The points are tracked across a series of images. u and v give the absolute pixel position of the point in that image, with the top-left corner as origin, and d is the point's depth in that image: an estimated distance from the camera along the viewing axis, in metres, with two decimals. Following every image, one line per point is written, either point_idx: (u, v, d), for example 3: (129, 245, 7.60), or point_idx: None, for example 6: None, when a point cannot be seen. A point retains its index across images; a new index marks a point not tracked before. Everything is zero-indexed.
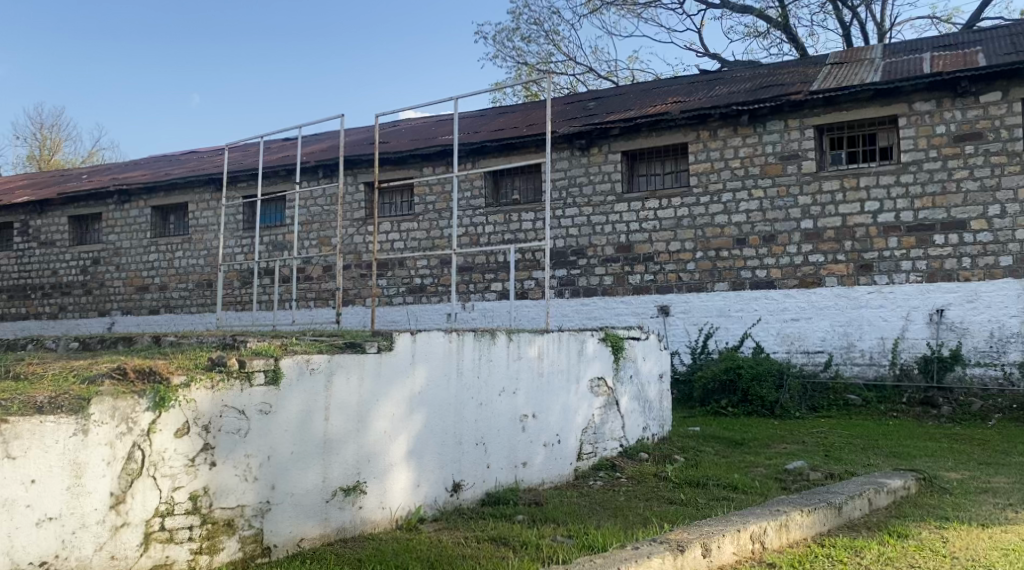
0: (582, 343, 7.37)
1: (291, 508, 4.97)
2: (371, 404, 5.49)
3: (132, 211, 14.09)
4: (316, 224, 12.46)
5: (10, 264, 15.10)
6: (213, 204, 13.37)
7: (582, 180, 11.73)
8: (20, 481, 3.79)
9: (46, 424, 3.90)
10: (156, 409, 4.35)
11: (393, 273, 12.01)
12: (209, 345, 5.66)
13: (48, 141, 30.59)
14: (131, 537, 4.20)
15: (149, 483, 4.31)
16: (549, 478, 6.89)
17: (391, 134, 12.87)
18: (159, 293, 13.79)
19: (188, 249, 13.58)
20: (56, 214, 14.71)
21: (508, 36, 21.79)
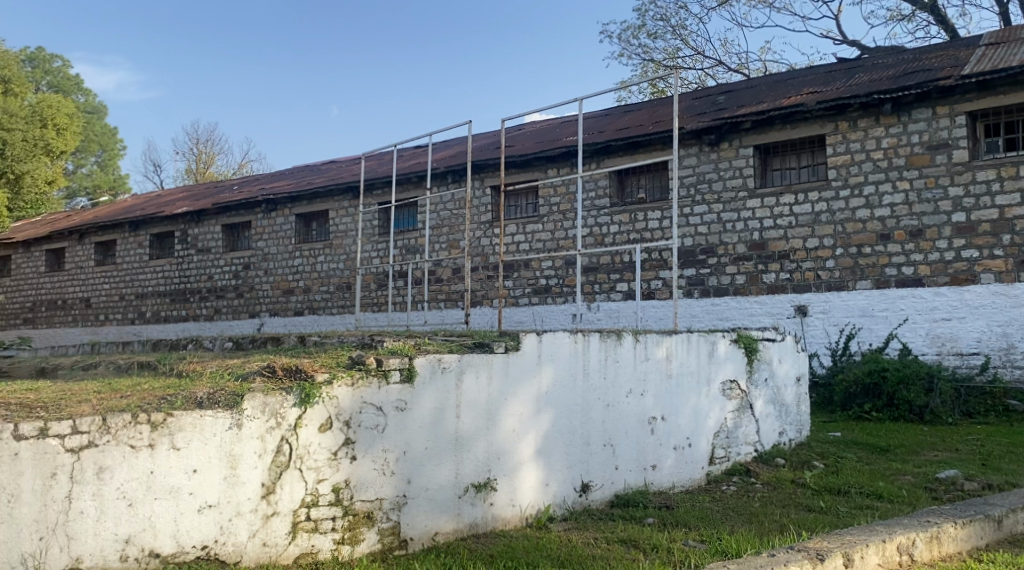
0: (713, 345, 7.21)
1: (425, 502, 5.14)
2: (500, 403, 5.59)
3: (278, 219, 14.95)
4: (446, 228, 12.80)
5: (171, 269, 16.35)
6: (350, 210, 13.98)
7: (712, 177, 11.46)
8: (184, 470, 4.16)
9: (206, 418, 4.25)
10: (302, 405, 4.61)
11: (520, 274, 12.15)
12: (350, 345, 5.95)
13: (204, 155, 32.94)
14: (280, 526, 4.47)
15: (296, 475, 4.57)
16: (679, 482, 6.79)
17: (518, 137, 13.04)
18: (302, 295, 14.57)
19: (328, 253, 14.27)
20: (212, 223, 15.83)
21: (635, 33, 21.56)
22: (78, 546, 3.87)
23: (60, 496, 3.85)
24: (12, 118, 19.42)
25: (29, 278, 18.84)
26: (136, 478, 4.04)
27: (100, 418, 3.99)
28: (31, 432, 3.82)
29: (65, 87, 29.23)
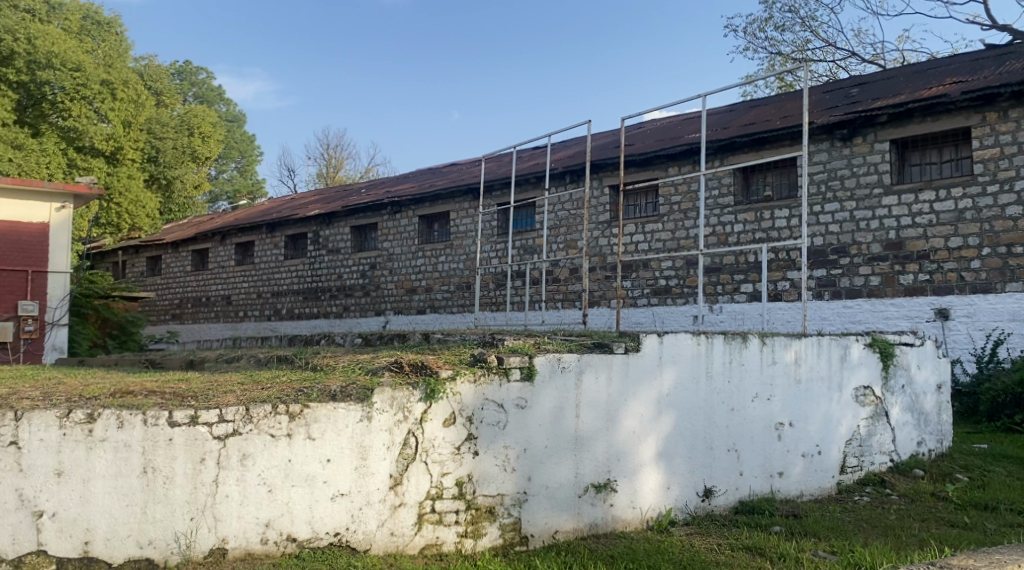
0: (845, 349, 6.90)
1: (546, 499, 5.18)
2: (621, 403, 5.57)
3: (403, 220, 15.41)
4: (563, 228, 12.83)
5: (304, 269, 17.16)
6: (470, 211, 14.22)
7: (844, 173, 10.96)
8: (319, 459, 4.39)
9: (339, 410, 4.45)
10: (428, 400, 4.76)
11: (639, 274, 12.03)
12: (472, 343, 6.06)
13: (334, 159, 34.35)
14: (407, 517, 4.63)
15: (422, 467, 4.72)
16: (808, 490, 6.54)
17: (638, 136, 12.91)
18: (425, 294, 14.96)
19: (449, 253, 14.59)
20: (341, 225, 16.50)
21: (761, 27, 20.89)
22: (224, 527, 4.17)
23: (208, 480, 4.16)
24: (164, 128, 20.74)
25: (178, 276, 20.23)
26: (275, 465, 4.30)
27: (244, 408, 4.28)
28: (183, 419, 4.16)
29: (209, 98, 31.18)
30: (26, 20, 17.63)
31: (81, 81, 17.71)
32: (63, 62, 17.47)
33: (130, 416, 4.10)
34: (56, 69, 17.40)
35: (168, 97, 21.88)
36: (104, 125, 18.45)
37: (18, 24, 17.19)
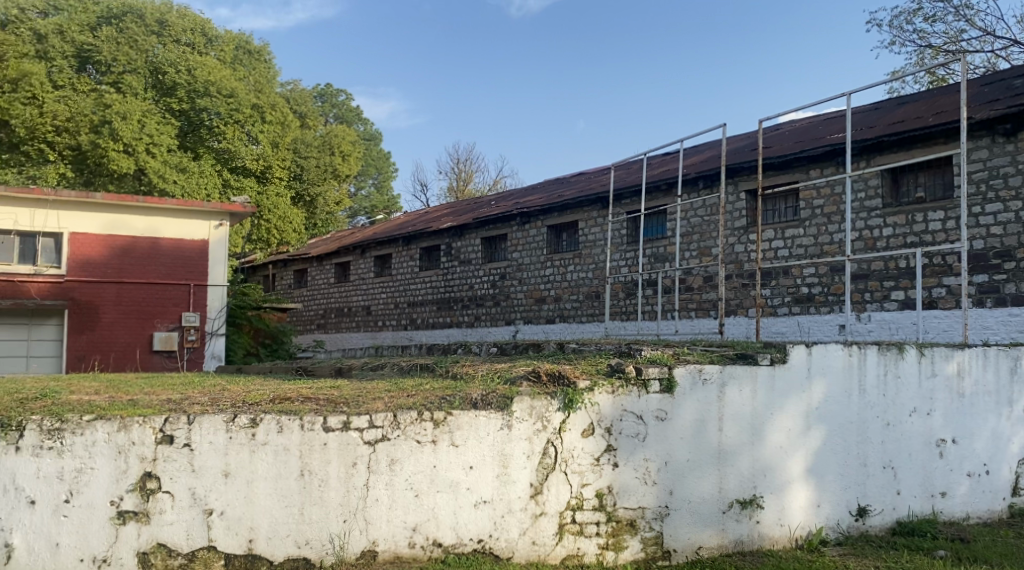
0: (1015, 360, 6.37)
1: (688, 514, 5.09)
2: (766, 416, 5.38)
3: (531, 231, 15.52)
4: (696, 235, 12.56)
5: (438, 280, 17.60)
6: (599, 220, 14.12)
7: (1008, 171, 10.17)
8: (462, 466, 4.65)
9: (480, 418, 4.69)
10: (566, 409, 4.86)
11: (778, 282, 11.59)
12: (608, 353, 6.05)
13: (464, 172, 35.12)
14: (548, 526, 4.76)
15: (561, 477, 4.82)
16: (974, 513, 6.08)
17: (775, 138, 12.48)
18: (554, 304, 15.00)
19: (579, 263, 14.56)
20: (472, 237, 16.82)
21: (909, 18, 19.72)
22: (374, 530, 4.50)
23: (360, 483, 4.50)
24: (308, 147, 21.91)
25: (322, 288, 21.25)
26: (421, 471, 4.59)
27: (392, 414, 4.58)
28: (336, 425, 4.49)
29: (349, 118, 32.70)
30: (187, 53, 19.11)
31: (234, 106, 19.02)
32: (218, 89, 18.82)
33: (288, 421, 4.47)
34: (212, 96, 18.75)
35: (312, 119, 23.18)
36: (254, 147, 19.72)
37: (180, 57, 18.72)
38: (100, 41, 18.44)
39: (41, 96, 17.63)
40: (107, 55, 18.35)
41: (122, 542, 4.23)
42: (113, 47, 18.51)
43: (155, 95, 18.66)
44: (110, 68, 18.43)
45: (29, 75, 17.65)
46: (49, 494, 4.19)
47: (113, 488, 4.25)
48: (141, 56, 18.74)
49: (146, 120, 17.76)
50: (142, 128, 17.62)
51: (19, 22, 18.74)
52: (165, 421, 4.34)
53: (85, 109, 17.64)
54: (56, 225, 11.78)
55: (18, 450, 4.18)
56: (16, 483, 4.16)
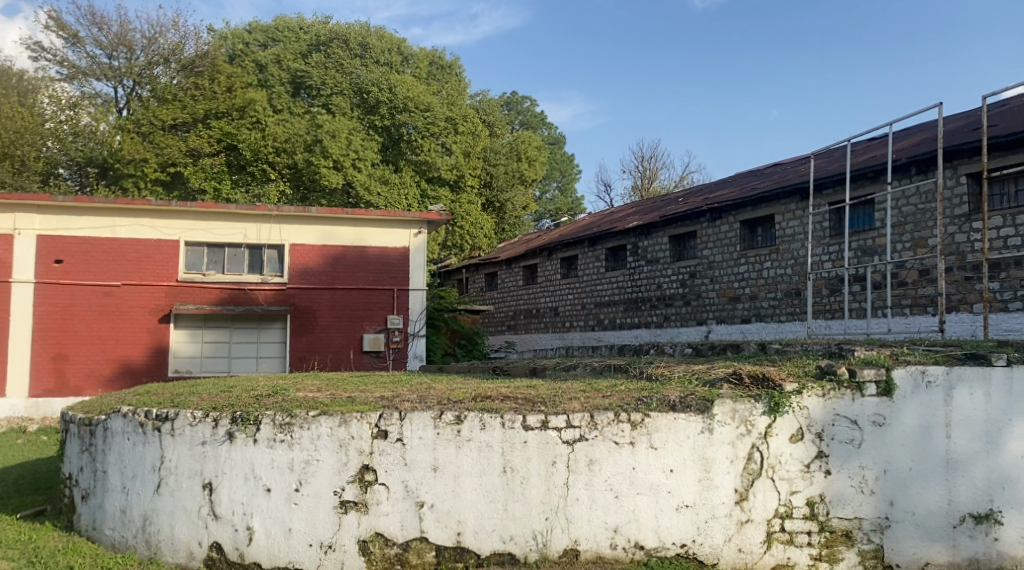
0: None
1: (912, 527, 4.82)
2: (1004, 423, 4.90)
3: (723, 226, 14.99)
4: (909, 225, 11.62)
5: (625, 279, 17.48)
6: (798, 213, 13.41)
7: None
8: (662, 469, 4.70)
9: (679, 421, 4.72)
10: (771, 413, 4.76)
11: (1009, 274, 10.47)
12: (816, 353, 5.74)
13: (649, 170, 34.71)
14: (755, 533, 4.72)
15: (768, 484, 4.74)
16: None
17: (1001, 114, 11.27)
18: (749, 302, 14.44)
19: (776, 259, 13.92)
20: (660, 235, 16.51)
21: None
22: (575, 529, 4.72)
23: (560, 482, 4.75)
24: (496, 154, 22.57)
25: (512, 290, 21.79)
26: (620, 472, 4.72)
27: (589, 415, 4.76)
28: (535, 424, 4.78)
29: (534, 123, 33.37)
30: (386, 72, 20.77)
31: (430, 119, 20.02)
32: (415, 104, 19.95)
33: (490, 419, 4.83)
34: (410, 112, 19.92)
35: (500, 127, 23.87)
36: (449, 157, 20.42)
37: (382, 77, 20.20)
38: (311, 67, 20.83)
39: (262, 120, 19.42)
40: (317, 79, 20.64)
41: (344, 530, 4.86)
42: (322, 71, 20.81)
43: (360, 114, 20.14)
44: (319, 91, 20.63)
45: (252, 103, 19.60)
46: (283, 482, 4.95)
47: (336, 479, 4.90)
48: (346, 78, 20.76)
49: (352, 138, 19.07)
50: (348, 145, 18.92)
51: (244, 55, 21.74)
52: (379, 417, 4.92)
53: (300, 131, 19.10)
54: (278, 237, 12.94)
55: (257, 443, 5.01)
56: (256, 473, 4.99)
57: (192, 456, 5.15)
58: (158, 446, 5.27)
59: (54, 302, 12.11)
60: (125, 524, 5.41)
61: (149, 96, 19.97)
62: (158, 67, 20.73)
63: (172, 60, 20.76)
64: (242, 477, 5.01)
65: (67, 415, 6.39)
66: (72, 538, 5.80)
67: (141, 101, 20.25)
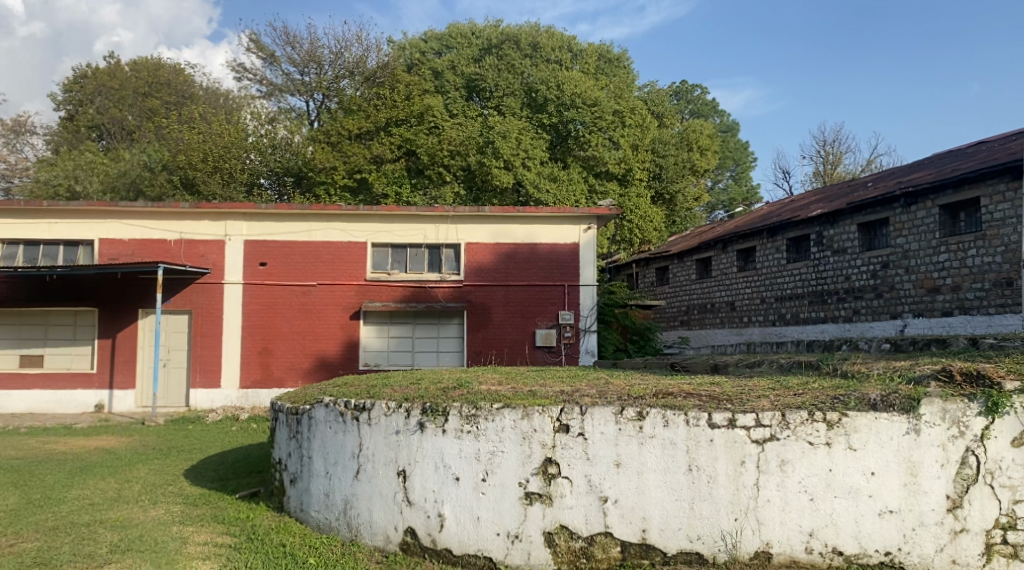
0: None
1: None
2: None
3: (919, 212, 13.88)
4: None
5: (809, 271, 16.61)
6: (1008, 194, 12.19)
7: None
8: (862, 471, 4.57)
9: (881, 420, 4.56)
10: (989, 414, 4.51)
11: None
12: None
13: (831, 155, 32.81)
14: (972, 545, 4.54)
15: (987, 490, 4.53)
16: None
17: None
18: (951, 294, 13.30)
19: (982, 245, 12.74)
20: (847, 223, 15.54)
21: None
22: (767, 531, 4.64)
23: (750, 483, 4.67)
24: (666, 146, 22.18)
25: (684, 285, 21.32)
26: (816, 474, 4.60)
27: (780, 414, 4.65)
28: (722, 422, 4.71)
29: (705, 112, 32.47)
30: (555, 70, 21.14)
31: (598, 114, 19.99)
32: (583, 100, 20.00)
33: (673, 416, 4.79)
34: (578, 108, 20.02)
35: (669, 118, 23.54)
36: (618, 151, 20.30)
37: (550, 76, 20.48)
38: (485, 70, 21.51)
39: (440, 125, 20.40)
40: (490, 81, 21.31)
41: (530, 521, 4.97)
42: (496, 73, 21.46)
43: (529, 112, 20.59)
44: (492, 94, 21.28)
45: (431, 109, 20.71)
46: (471, 471, 5.12)
47: (521, 470, 5.01)
48: (517, 79, 21.35)
49: (522, 137, 19.55)
50: (519, 144, 19.38)
51: (421, 63, 22.75)
52: (561, 411, 4.97)
53: (472, 134, 19.95)
54: (455, 237, 13.41)
55: (446, 433, 5.21)
56: (445, 461, 5.20)
57: (387, 445, 5.44)
58: (357, 434, 5.61)
59: (259, 301, 13.20)
60: (328, 507, 5.80)
61: (336, 108, 21.31)
62: (343, 80, 22.06)
63: (356, 73, 22.03)
64: (433, 466, 5.24)
65: (276, 404, 6.92)
66: (283, 519, 6.30)
67: (330, 113, 21.64)
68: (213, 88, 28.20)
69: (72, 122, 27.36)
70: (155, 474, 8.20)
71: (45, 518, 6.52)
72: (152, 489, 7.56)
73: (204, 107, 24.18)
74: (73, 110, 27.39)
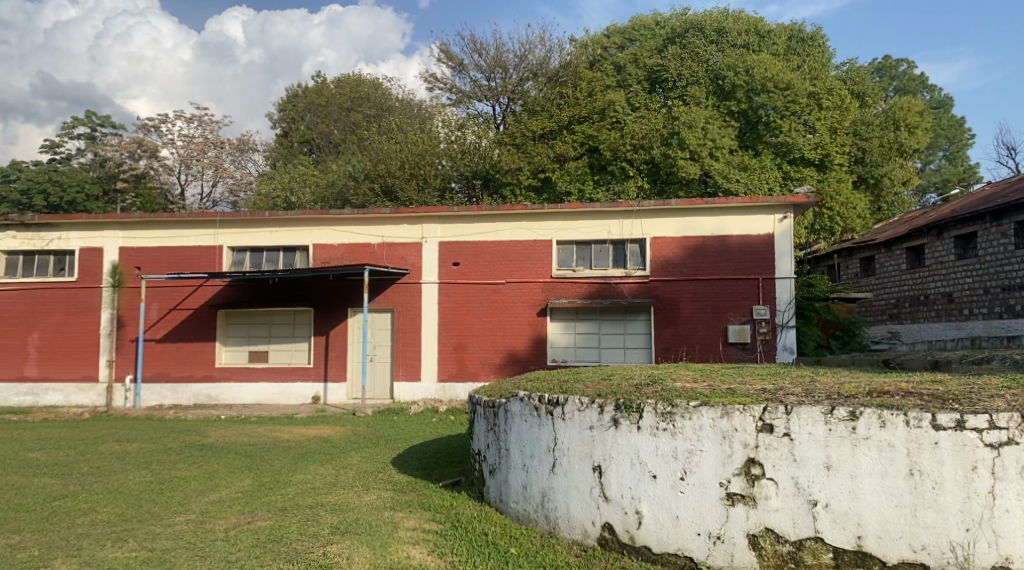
0: None
1: None
2: None
3: None
4: None
5: None
6: None
7: None
8: None
9: None
10: None
11: None
12: None
13: None
14: None
15: None
16: None
17: None
18: None
19: None
20: None
21: None
22: (1006, 544, 4.39)
23: (984, 490, 4.41)
24: (869, 127, 20.75)
25: (893, 275, 19.81)
26: None
27: (1019, 416, 4.36)
28: (949, 424, 4.44)
29: (912, 87, 29.98)
30: (742, 54, 20.72)
31: (791, 97, 19.21)
32: (775, 83, 19.32)
33: (891, 416, 4.54)
34: (770, 92, 19.34)
35: (871, 96, 21.96)
36: (813, 135, 19.17)
37: (736, 61, 20.22)
38: (668, 60, 21.38)
39: (624, 119, 20.33)
40: (673, 72, 21.08)
41: (732, 522, 4.84)
42: (678, 62, 21.22)
43: (716, 101, 20.29)
44: (676, 84, 20.99)
45: (612, 104, 20.96)
46: (668, 470, 5.04)
47: (721, 470, 4.87)
48: (702, 66, 20.93)
49: (709, 125, 19.10)
50: (705, 134, 18.80)
51: (604, 58, 22.90)
52: (764, 410, 4.80)
53: (656, 126, 19.61)
54: (641, 232, 13.26)
55: (641, 430, 5.16)
56: (641, 459, 5.15)
57: (582, 440, 5.47)
58: (552, 429, 5.68)
59: (453, 300, 13.76)
60: (527, 498, 5.92)
61: (521, 110, 21.77)
62: (528, 83, 22.43)
63: (540, 74, 22.35)
64: (629, 463, 5.21)
65: (473, 398, 7.15)
66: (485, 508, 6.51)
67: (515, 115, 22.15)
68: (407, 99, 29.74)
69: (287, 138, 30.06)
70: (367, 462, 8.77)
71: (275, 499, 7.17)
72: (365, 475, 8.10)
73: (400, 118, 25.56)
74: (286, 127, 30.00)
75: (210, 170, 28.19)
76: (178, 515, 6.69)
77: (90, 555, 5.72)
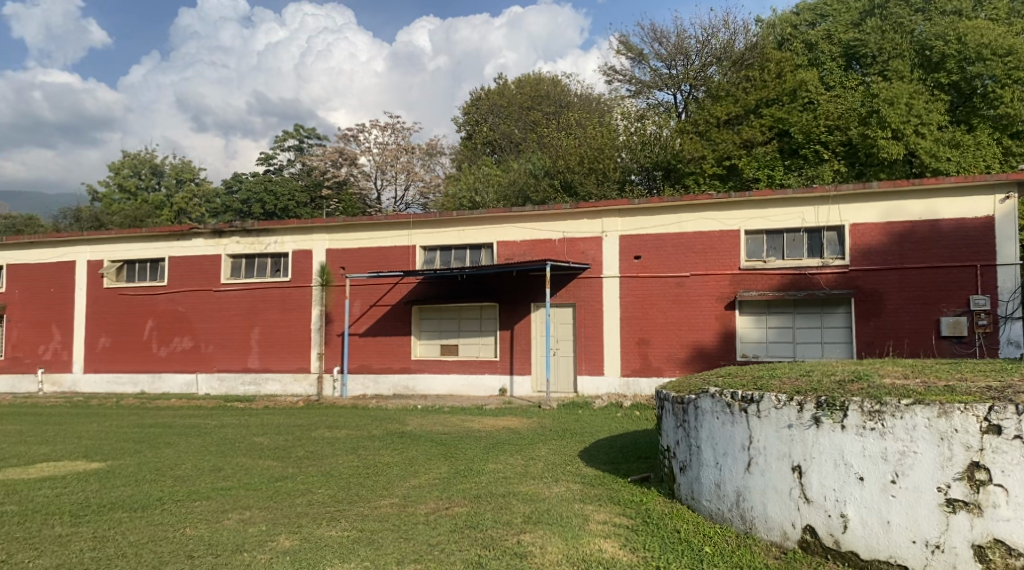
0: None
1: None
2: None
3: None
4: None
5: None
6: None
7: None
8: None
9: None
10: None
11: None
12: None
13: None
14: None
15: None
16: None
17: None
18: None
19: None
20: None
21: None
22: None
23: None
24: None
25: None
26: None
27: None
28: None
29: None
30: (953, 20, 18.95)
31: (1012, 65, 17.18)
32: (992, 50, 17.35)
33: None
34: (986, 60, 17.44)
35: None
36: None
37: (947, 28, 18.45)
38: (867, 34, 20.15)
39: (816, 99, 19.31)
40: (873, 46, 19.96)
41: (954, 530, 4.53)
42: (879, 36, 20.02)
43: (925, 74, 18.66)
44: (875, 60, 19.91)
45: (804, 84, 19.77)
46: (878, 472, 4.74)
47: (941, 473, 4.56)
48: (905, 37, 19.67)
49: (914, 100, 17.62)
50: (909, 109, 17.39)
51: (795, 37, 21.84)
52: (990, 409, 4.49)
53: (854, 105, 18.72)
54: (838, 218, 12.48)
55: (846, 429, 4.88)
56: (847, 459, 4.86)
57: (779, 439, 5.21)
58: (746, 426, 5.44)
59: (638, 293, 13.63)
60: (719, 497, 5.74)
61: (704, 96, 21.24)
62: (711, 68, 21.86)
63: (724, 58, 21.62)
64: (832, 464, 4.92)
65: (661, 393, 7.05)
66: (675, 505, 6.40)
67: (698, 101, 21.68)
68: (586, 95, 29.88)
69: (471, 140, 31.10)
70: (556, 454, 8.90)
71: (470, 487, 7.44)
72: (554, 467, 8.22)
73: (580, 114, 25.71)
74: (471, 130, 31.04)
75: (403, 175, 29.75)
76: (383, 499, 7.12)
77: (308, 532, 6.22)
